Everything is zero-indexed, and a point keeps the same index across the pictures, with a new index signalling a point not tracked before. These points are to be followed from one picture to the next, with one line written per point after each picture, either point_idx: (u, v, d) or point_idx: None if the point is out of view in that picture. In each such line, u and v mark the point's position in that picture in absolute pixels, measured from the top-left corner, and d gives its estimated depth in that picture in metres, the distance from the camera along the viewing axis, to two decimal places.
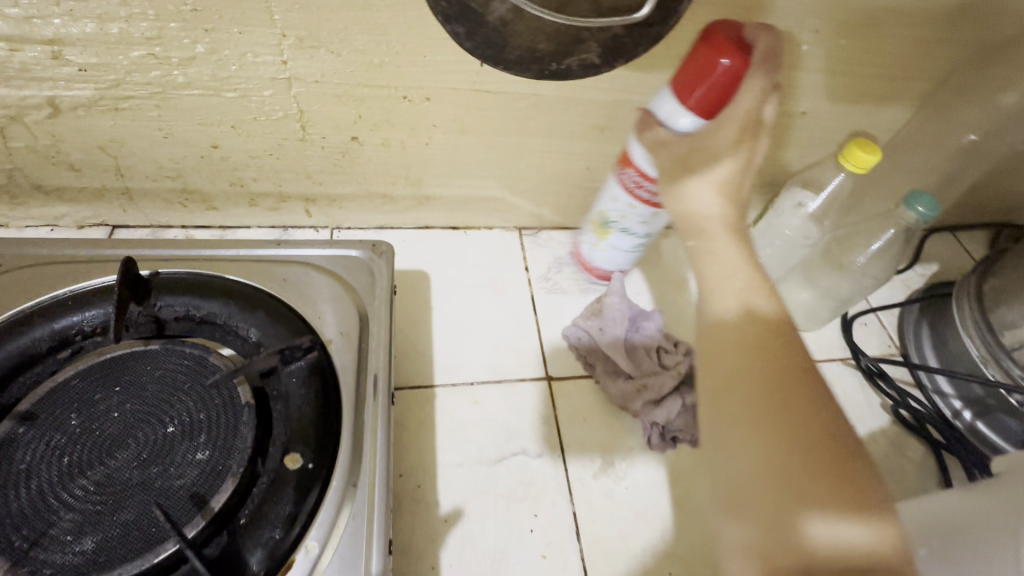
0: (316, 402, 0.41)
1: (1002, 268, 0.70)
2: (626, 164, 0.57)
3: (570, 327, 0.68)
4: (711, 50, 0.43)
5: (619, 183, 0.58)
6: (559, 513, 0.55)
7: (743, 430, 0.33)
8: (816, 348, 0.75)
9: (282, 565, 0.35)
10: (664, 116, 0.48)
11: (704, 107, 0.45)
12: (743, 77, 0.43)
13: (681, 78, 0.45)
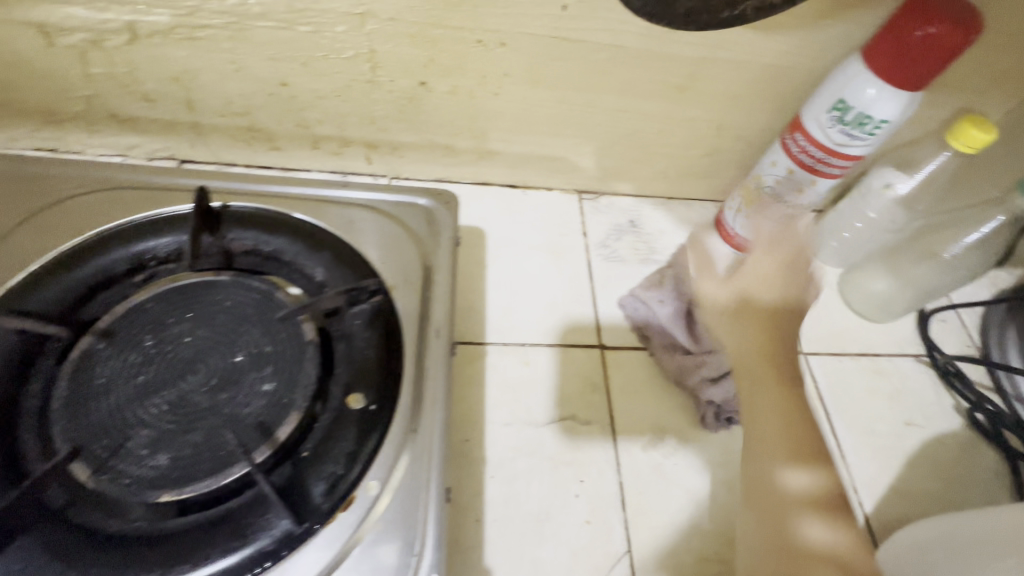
0: (379, 346, 0.41)
1: None
2: (795, 129, 0.59)
3: (625, 296, 0.66)
4: (921, 20, 0.49)
5: (785, 147, 0.61)
6: (605, 481, 0.54)
7: (779, 445, 0.45)
8: (886, 341, 0.70)
9: (343, 501, 0.35)
10: (849, 81, 0.54)
11: (894, 75, 0.51)
12: (947, 50, 0.49)
13: (883, 44, 0.51)
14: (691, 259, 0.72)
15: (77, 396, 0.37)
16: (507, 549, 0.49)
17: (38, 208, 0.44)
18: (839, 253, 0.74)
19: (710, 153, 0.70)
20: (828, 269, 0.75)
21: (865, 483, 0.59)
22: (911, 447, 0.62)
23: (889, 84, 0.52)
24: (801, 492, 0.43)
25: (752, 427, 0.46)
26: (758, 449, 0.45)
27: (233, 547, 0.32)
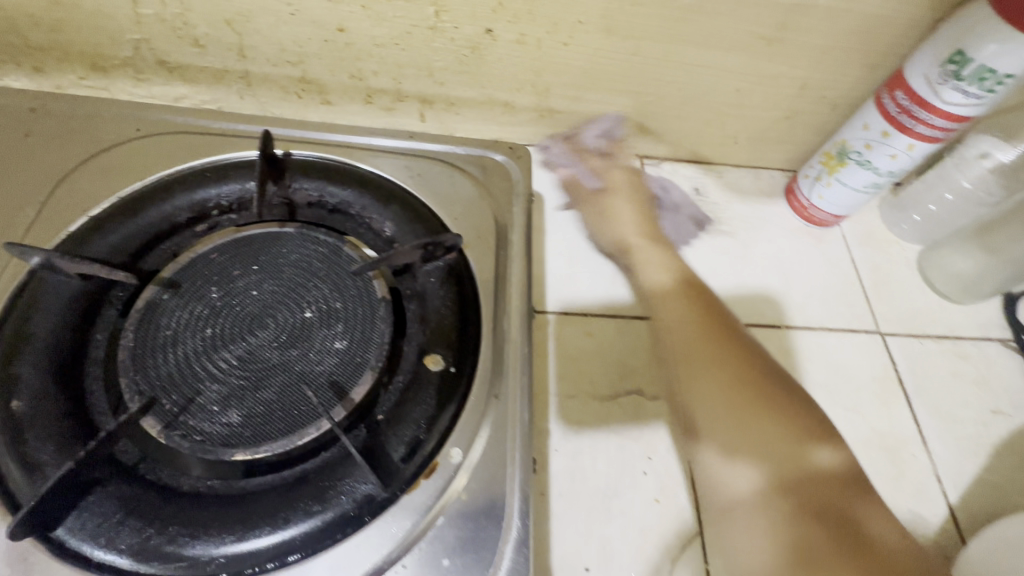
0: (455, 306, 0.38)
1: None
2: (896, 86, 0.54)
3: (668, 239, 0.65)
4: None
5: (881, 107, 0.56)
6: (673, 458, 0.51)
7: (778, 419, 0.45)
8: (970, 324, 0.65)
9: (425, 468, 0.33)
10: (972, 30, 0.49)
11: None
12: None
13: None
14: (760, 231, 0.68)
15: (143, 349, 0.34)
16: (573, 525, 0.47)
17: (95, 150, 0.42)
18: (920, 228, 0.69)
19: (788, 116, 0.64)
20: (907, 246, 0.69)
21: (950, 472, 0.54)
22: (999, 435, 0.58)
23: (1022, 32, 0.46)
24: (775, 476, 0.42)
25: (712, 406, 0.46)
26: (751, 434, 0.44)
27: (314, 510, 0.30)
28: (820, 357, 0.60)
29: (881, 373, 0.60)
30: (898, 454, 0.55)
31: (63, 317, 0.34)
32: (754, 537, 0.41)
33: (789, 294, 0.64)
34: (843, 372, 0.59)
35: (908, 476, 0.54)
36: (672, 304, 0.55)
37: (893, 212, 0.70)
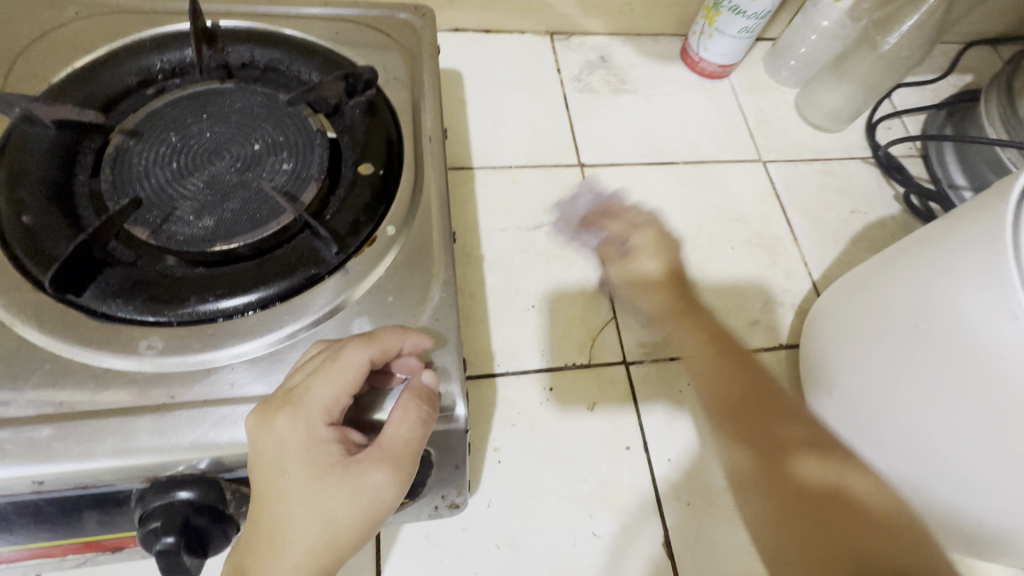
0: (378, 129, 0.47)
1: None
2: None
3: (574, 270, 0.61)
4: None
5: None
6: (591, 267, 0.62)
7: (753, 422, 0.49)
8: (837, 148, 0.76)
9: (367, 240, 0.42)
10: None
11: None
12: None
13: None
14: (659, 87, 0.77)
15: (121, 179, 0.41)
16: (510, 321, 0.57)
17: (41, 30, 0.47)
18: (796, 73, 0.79)
19: None
20: (786, 90, 0.79)
21: (816, 257, 0.67)
22: (855, 229, 0.70)
23: None
24: (813, 474, 0.46)
25: (715, 409, 0.52)
26: (720, 408, 0.52)
27: (285, 274, 0.39)
28: (712, 183, 0.70)
29: (763, 191, 0.71)
30: (774, 249, 0.67)
31: (46, 157, 0.41)
32: (754, 505, 0.50)
33: (686, 137, 0.73)
34: (731, 192, 0.70)
35: (783, 262, 0.66)
36: (648, 291, 0.58)
37: (773, 61, 0.79)
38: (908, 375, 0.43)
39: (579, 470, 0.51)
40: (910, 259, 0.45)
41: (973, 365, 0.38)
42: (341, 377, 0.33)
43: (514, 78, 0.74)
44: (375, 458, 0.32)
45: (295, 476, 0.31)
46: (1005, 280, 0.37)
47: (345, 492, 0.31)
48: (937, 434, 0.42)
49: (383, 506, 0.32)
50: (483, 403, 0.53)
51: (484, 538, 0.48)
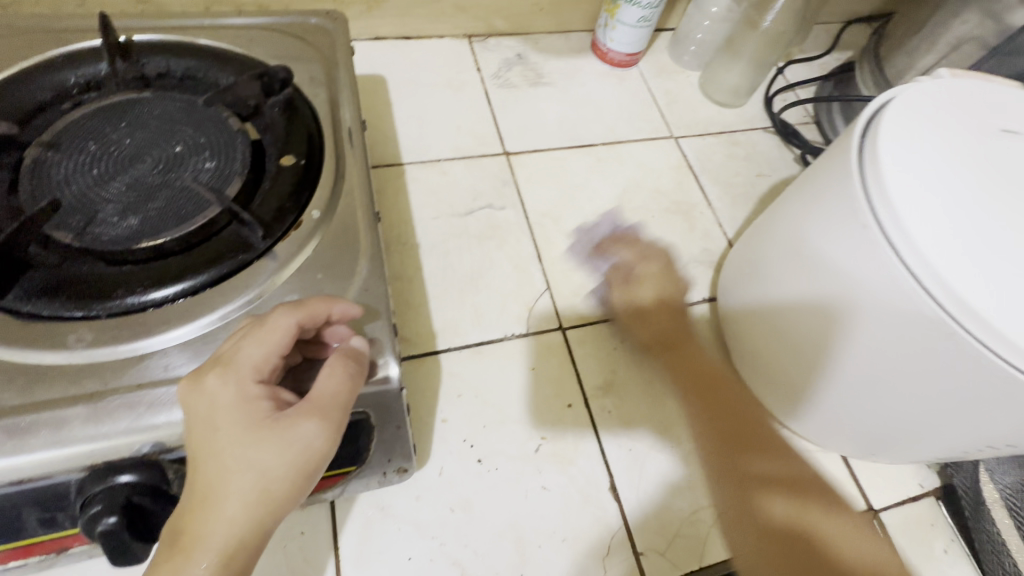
0: (297, 124, 0.49)
1: (893, 31, 0.77)
2: None
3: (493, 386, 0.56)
4: None
5: None
6: (522, 245, 0.65)
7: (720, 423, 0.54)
8: (741, 121, 0.83)
9: (292, 226, 0.44)
10: None
11: None
12: None
13: None
14: (574, 77, 0.82)
15: (40, 188, 0.42)
16: (449, 301, 0.60)
17: None
18: (697, 57, 0.86)
19: None
20: (690, 73, 0.86)
21: (729, 218, 0.73)
22: (762, 190, 0.77)
23: None
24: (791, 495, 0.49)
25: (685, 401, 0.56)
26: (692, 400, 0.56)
27: (213, 263, 0.41)
28: (631, 160, 0.75)
29: (676, 163, 0.77)
30: (692, 214, 0.72)
31: None
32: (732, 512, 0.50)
33: (602, 121, 0.79)
34: (647, 167, 0.75)
35: (700, 226, 0.71)
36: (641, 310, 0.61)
37: (675, 48, 0.86)
38: (818, 326, 0.46)
39: (525, 431, 0.54)
40: (791, 197, 0.50)
41: (871, 321, 0.41)
42: (269, 338, 0.35)
43: (436, 78, 0.78)
44: (305, 410, 0.34)
45: (227, 431, 0.33)
46: (876, 245, 0.39)
47: (275, 444, 0.33)
48: (854, 379, 0.45)
49: (316, 458, 0.34)
50: (427, 379, 0.55)
51: (438, 504, 0.50)
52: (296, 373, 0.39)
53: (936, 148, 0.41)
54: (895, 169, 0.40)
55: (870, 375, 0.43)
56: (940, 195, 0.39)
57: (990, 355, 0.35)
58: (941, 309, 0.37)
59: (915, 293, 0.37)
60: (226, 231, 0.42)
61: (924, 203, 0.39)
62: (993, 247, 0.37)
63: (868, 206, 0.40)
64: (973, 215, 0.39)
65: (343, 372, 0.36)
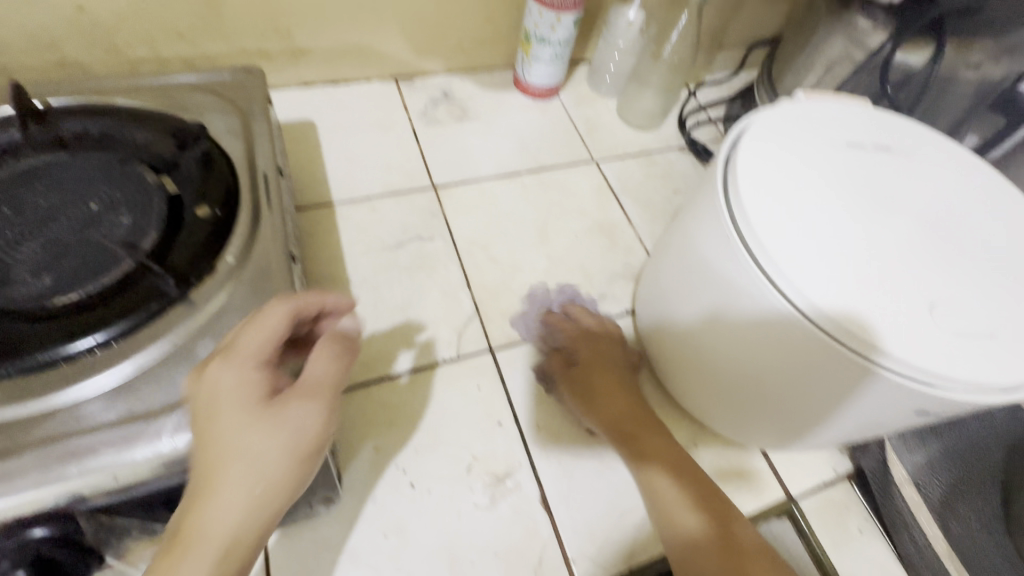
0: (213, 175, 0.51)
1: (782, 52, 0.79)
2: None
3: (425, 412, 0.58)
4: None
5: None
6: (452, 273, 0.68)
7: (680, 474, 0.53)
8: (657, 142, 0.89)
9: (207, 273, 0.46)
10: None
11: None
12: None
13: None
14: (498, 111, 0.87)
15: None
16: (381, 332, 0.62)
17: None
18: (614, 85, 0.92)
19: (488, 19, 0.83)
20: (609, 101, 0.92)
21: (648, 233, 0.78)
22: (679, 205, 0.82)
23: None
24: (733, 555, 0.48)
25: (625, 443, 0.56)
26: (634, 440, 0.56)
27: (128, 314, 0.42)
28: (555, 185, 0.80)
29: (598, 185, 0.81)
30: (614, 232, 0.77)
31: None
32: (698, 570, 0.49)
33: (527, 150, 0.83)
34: (570, 191, 0.80)
35: (622, 242, 0.76)
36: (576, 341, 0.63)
37: (593, 78, 0.92)
38: (714, 342, 0.49)
39: (456, 452, 0.56)
40: (677, 223, 0.54)
41: (765, 345, 0.44)
42: (268, 324, 0.38)
43: (365, 120, 0.81)
44: (301, 393, 0.37)
45: (229, 415, 0.35)
46: (756, 281, 0.42)
47: (273, 426, 0.35)
48: (763, 391, 0.48)
49: (312, 437, 0.36)
50: (359, 410, 0.57)
51: (372, 530, 0.51)
52: (292, 363, 0.42)
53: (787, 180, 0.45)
54: (756, 208, 0.43)
55: (771, 381, 0.46)
56: (796, 224, 0.43)
57: (864, 362, 0.39)
58: (819, 329, 0.40)
59: (782, 304, 0.41)
60: (141, 281, 0.44)
61: (786, 236, 0.42)
62: (849, 263, 0.41)
63: (745, 247, 0.43)
64: (827, 237, 0.43)
65: (332, 354, 0.40)
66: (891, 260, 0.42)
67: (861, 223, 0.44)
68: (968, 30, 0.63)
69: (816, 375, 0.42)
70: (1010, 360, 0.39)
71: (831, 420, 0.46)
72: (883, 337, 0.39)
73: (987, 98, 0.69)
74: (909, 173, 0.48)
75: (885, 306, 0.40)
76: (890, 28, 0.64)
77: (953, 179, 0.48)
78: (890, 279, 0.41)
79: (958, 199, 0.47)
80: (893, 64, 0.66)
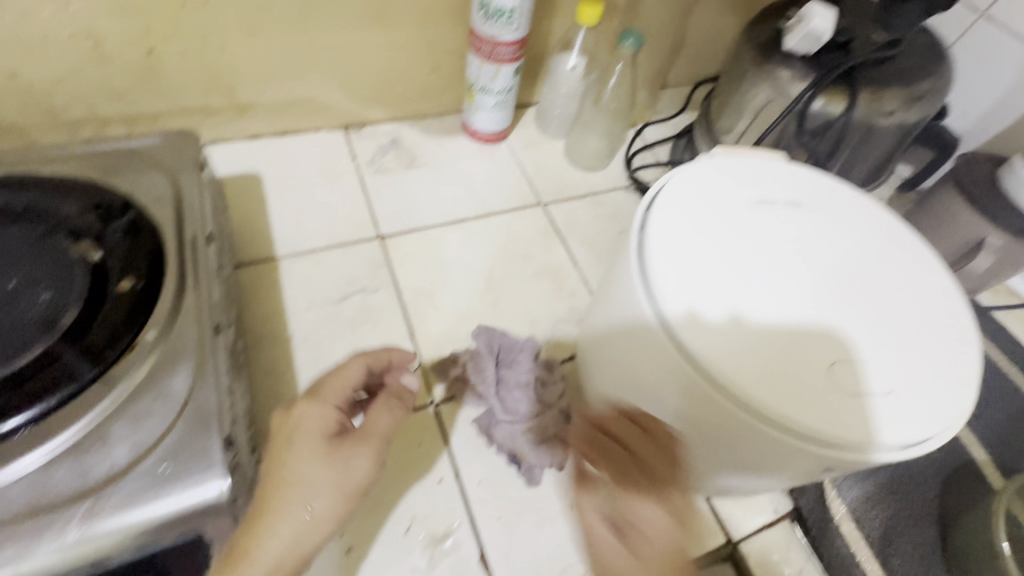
0: (139, 246, 0.51)
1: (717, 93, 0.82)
2: (475, 36, 0.75)
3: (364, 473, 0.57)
4: None
5: (474, 52, 0.77)
6: (396, 325, 0.69)
7: None
8: (604, 182, 0.91)
9: (126, 350, 0.45)
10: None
11: None
12: None
13: None
14: (447, 157, 0.88)
15: None
16: None
17: None
18: (562, 126, 0.93)
19: (434, 69, 0.84)
20: (557, 142, 0.94)
21: (594, 275, 0.79)
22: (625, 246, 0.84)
23: None
24: None
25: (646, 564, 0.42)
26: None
27: (42, 397, 0.42)
28: (503, 230, 0.81)
29: (545, 228, 0.83)
30: (559, 275, 0.78)
31: None
32: None
33: (475, 196, 0.84)
34: (517, 235, 0.81)
35: (568, 285, 0.77)
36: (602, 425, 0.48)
37: (541, 120, 0.94)
38: (640, 400, 0.49)
39: (394, 513, 0.56)
40: (603, 280, 0.54)
41: (682, 410, 0.45)
42: (349, 374, 0.49)
43: (312, 170, 0.82)
44: (361, 438, 0.46)
45: (302, 449, 0.44)
46: (664, 353, 0.43)
47: (335, 463, 0.44)
48: (689, 446, 0.48)
49: (364, 481, 0.45)
50: None
51: None
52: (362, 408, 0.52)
53: (695, 248, 0.46)
54: (665, 280, 0.44)
55: (695, 438, 0.47)
56: (704, 294, 0.44)
57: (769, 431, 0.40)
58: (724, 399, 0.41)
59: (689, 376, 0.42)
60: (58, 361, 0.43)
61: (692, 307, 0.43)
62: (753, 329, 0.43)
63: (655, 319, 0.43)
64: (733, 303, 0.44)
65: (390, 406, 0.49)
66: (793, 321, 0.43)
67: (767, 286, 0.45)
68: (878, 82, 0.66)
69: (731, 435, 0.43)
70: (907, 415, 0.41)
71: (754, 471, 0.47)
72: (786, 403, 0.40)
73: (905, 137, 0.73)
74: (813, 228, 0.49)
75: (787, 370, 0.41)
76: (809, 78, 0.67)
77: (855, 231, 0.50)
78: (793, 341, 0.42)
79: (860, 252, 0.49)
80: (810, 113, 0.68)
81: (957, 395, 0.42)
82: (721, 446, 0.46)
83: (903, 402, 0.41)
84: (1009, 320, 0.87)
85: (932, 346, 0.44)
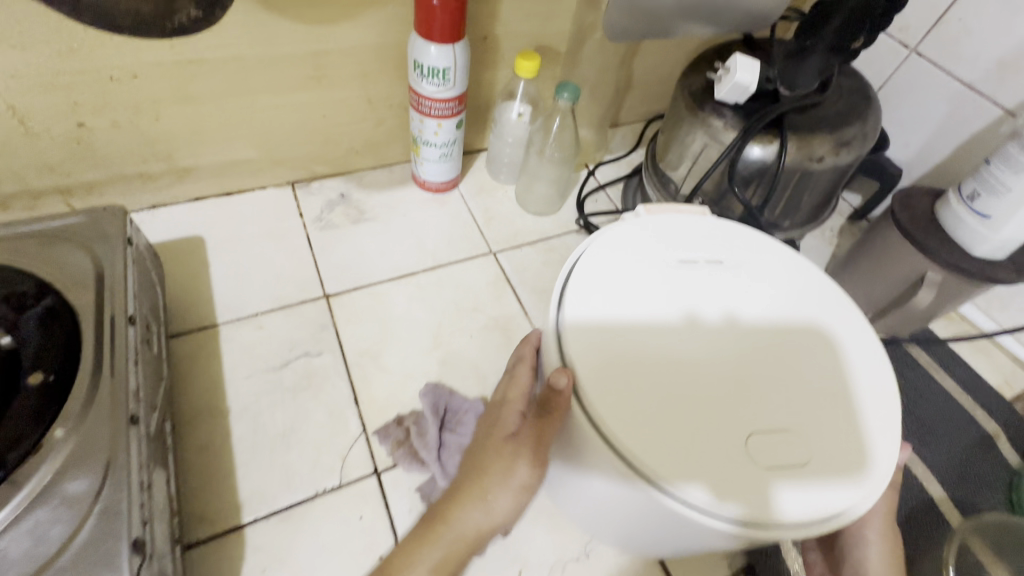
0: (54, 334, 0.50)
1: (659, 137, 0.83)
2: (413, 93, 0.75)
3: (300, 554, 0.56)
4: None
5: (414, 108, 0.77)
6: (339, 390, 0.67)
7: None
8: (556, 227, 0.91)
9: (32, 450, 0.44)
10: (421, 54, 0.69)
11: (444, 36, 0.67)
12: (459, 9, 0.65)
13: (420, 21, 0.66)
14: (396, 208, 0.88)
15: None
16: (259, 465, 0.60)
17: None
18: (512, 171, 0.94)
19: (379, 123, 0.84)
20: (508, 188, 0.95)
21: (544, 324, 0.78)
22: None
23: (446, 46, 0.68)
24: None
25: None
26: None
27: None
28: (452, 282, 0.81)
29: (495, 278, 0.82)
30: (509, 326, 0.77)
31: None
32: None
33: (424, 248, 0.84)
34: (466, 286, 0.81)
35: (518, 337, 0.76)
36: None
37: (491, 167, 0.95)
38: (574, 475, 0.48)
39: None
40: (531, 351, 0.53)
41: (611, 490, 0.43)
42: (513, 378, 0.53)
43: (256, 230, 0.81)
44: (520, 441, 0.49)
45: (484, 452, 0.51)
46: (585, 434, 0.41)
47: (502, 465, 0.49)
48: (624, 519, 0.47)
49: (532, 478, 0.49)
50: (230, 557, 0.55)
51: None
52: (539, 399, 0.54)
53: (611, 321, 0.45)
54: (580, 361, 0.43)
55: (626, 514, 0.46)
56: (623, 371, 0.43)
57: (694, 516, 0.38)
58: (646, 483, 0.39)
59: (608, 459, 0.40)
60: None
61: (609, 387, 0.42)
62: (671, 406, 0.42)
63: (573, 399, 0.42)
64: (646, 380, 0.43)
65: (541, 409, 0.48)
66: (707, 394, 0.43)
67: (682, 358, 0.45)
68: (806, 130, 0.67)
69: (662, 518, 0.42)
70: (822, 485, 0.40)
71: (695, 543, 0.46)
72: (702, 486, 0.39)
73: (841, 177, 0.75)
74: (732, 290, 0.49)
75: (701, 449, 0.40)
76: (739, 126, 0.69)
77: (773, 289, 0.50)
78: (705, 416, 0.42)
79: (780, 314, 0.49)
80: (744, 160, 0.69)
81: (882, 455, 0.42)
82: (651, 525, 0.45)
83: (819, 473, 0.41)
84: (963, 349, 0.87)
85: (850, 412, 0.44)
